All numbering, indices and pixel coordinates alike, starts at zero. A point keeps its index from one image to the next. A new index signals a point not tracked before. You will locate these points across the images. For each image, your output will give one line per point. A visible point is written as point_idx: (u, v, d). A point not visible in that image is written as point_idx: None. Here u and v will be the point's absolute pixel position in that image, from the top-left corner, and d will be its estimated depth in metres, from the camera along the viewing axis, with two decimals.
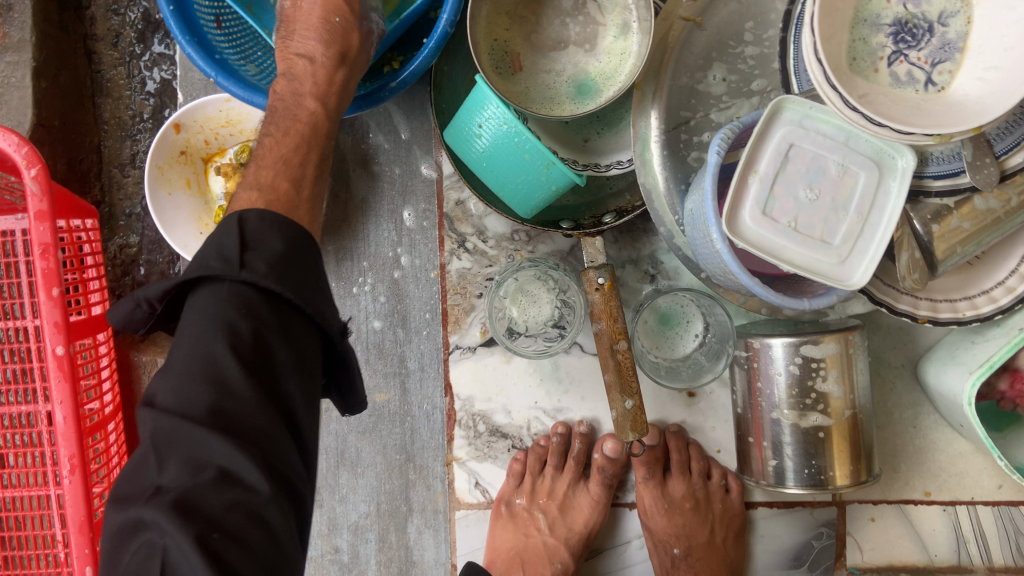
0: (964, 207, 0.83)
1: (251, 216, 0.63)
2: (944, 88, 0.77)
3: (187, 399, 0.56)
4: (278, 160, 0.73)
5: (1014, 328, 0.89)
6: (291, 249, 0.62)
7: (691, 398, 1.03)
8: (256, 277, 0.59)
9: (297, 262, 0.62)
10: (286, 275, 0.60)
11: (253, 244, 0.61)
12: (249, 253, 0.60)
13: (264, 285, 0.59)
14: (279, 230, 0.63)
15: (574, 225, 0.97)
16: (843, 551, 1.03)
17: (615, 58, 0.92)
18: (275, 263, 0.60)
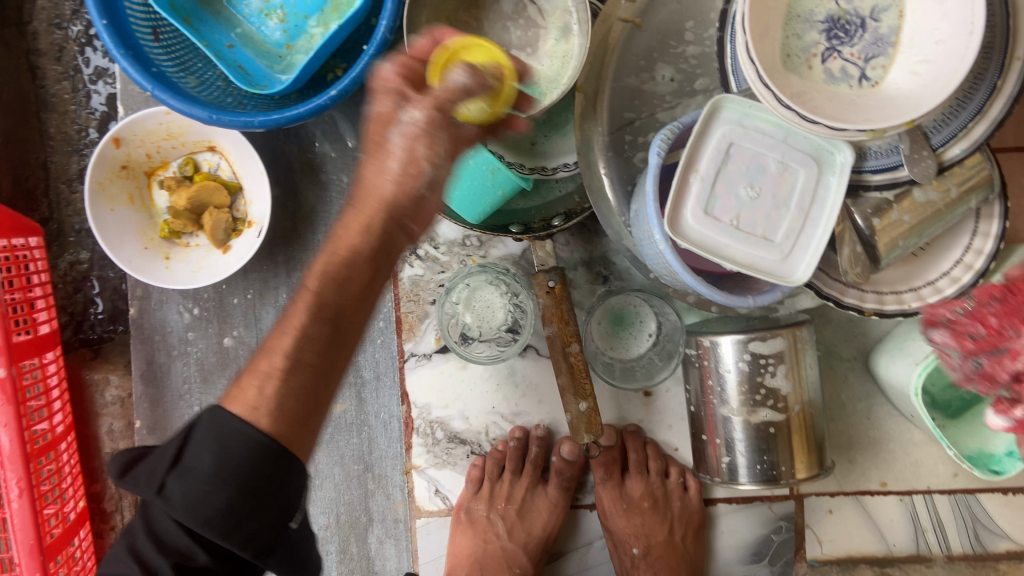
0: (905, 200, 0.84)
1: (203, 424, 0.60)
2: (877, 83, 0.78)
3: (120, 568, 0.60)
4: (283, 367, 0.61)
5: None
6: (224, 471, 0.57)
7: (647, 398, 1.03)
8: (172, 501, 0.57)
9: (228, 482, 0.57)
10: (204, 505, 0.57)
11: (188, 465, 0.58)
12: (175, 474, 0.58)
13: (178, 511, 0.57)
14: (220, 445, 0.58)
15: (523, 229, 0.96)
16: (802, 544, 1.03)
17: (557, 62, 0.91)
18: (196, 491, 0.57)
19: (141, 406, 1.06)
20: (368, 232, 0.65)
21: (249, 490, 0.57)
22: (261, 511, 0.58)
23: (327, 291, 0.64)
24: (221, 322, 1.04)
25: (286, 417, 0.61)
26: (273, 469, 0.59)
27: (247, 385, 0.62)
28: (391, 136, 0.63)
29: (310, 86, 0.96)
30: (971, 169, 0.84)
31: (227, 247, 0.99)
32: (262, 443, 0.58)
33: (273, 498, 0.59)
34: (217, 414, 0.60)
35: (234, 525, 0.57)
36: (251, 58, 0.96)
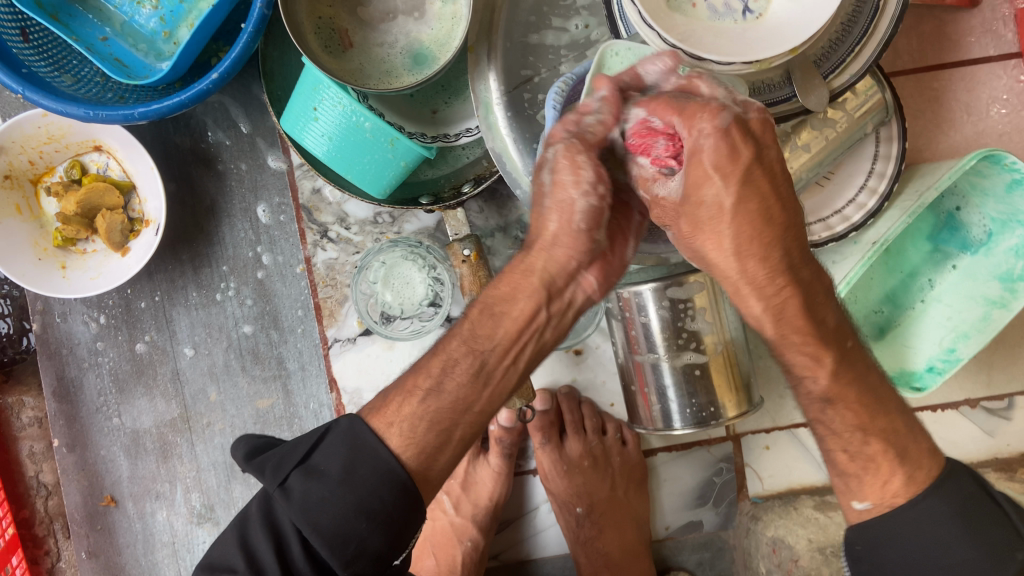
0: (802, 130, 0.86)
1: (340, 429, 0.64)
2: (761, 14, 0.78)
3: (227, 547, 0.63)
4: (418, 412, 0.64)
5: (868, 243, 0.92)
6: (350, 479, 0.61)
7: (578, 356, 1.02)
8: (292, 498, 0.61)
9: (349, 494, 0.60)
10: (320, 504, 0.60)
11: (318, 467, 0.62)
12: (301, 471, 0.62)
13: (295, 509, 0.60)
14: (353, 454, 0.62)
15: (433, 200, 0.95)
16: (744, 483, 1.05)
17: (446, 24, 0.90)
18: (319, 494, 0.60)
19: (58, 424, 1.02)
20: (529, 273, 0.66)
21: (369, 514, 0.60)
22: (371, 535, 0.60)
23: (481, 322, 0.66)
24: (131, 329, 1.01)
25: (412, 444, 0.63)
26: (393, 495, 0.61)
27: (391, 400, 0.65)
28: None
29: (193, 73, 0.93)
30: (863, 94, 0.87)
31: (126, 250, 0.96)
32: (392, 472, 0.62)
33: (377, 522, 0.60)
34: (356, 423, 0.64)
35: (343, 540, 0.59)
36: (128, 49, 0.93)
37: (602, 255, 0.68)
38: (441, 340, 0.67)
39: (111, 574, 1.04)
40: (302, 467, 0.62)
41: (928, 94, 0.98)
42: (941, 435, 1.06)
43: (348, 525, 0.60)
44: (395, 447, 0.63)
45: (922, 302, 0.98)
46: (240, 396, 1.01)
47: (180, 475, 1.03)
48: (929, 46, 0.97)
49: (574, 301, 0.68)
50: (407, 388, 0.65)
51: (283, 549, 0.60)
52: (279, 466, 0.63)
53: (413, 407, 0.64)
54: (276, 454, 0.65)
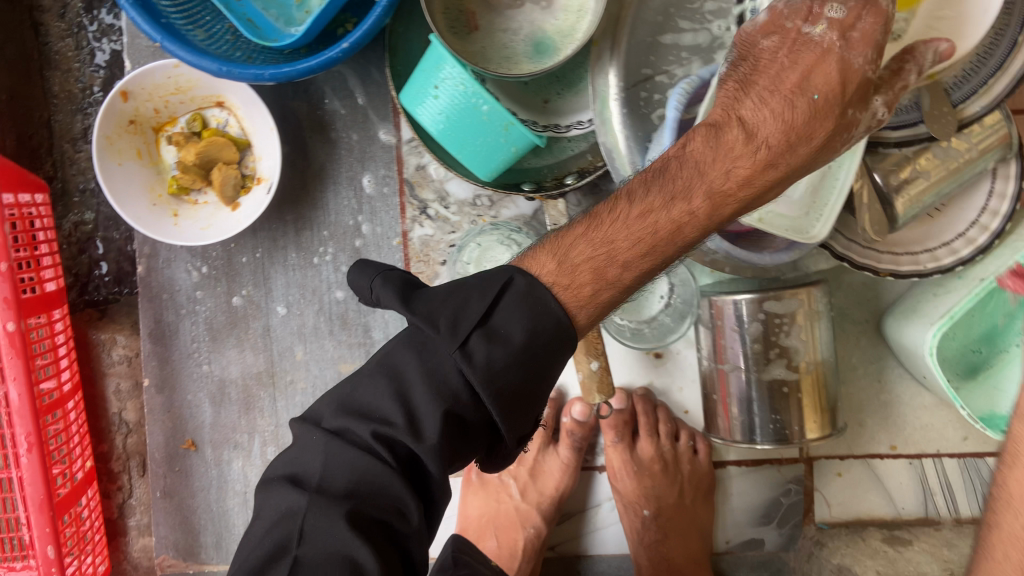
0: (922, 156, 0.84)
1: (518, 290, 0.62)
2: (900, 37, 0.76)
3: (382, 411, 0.62)
4: (587, 254, 0.65)
5: (974, 279, 0.90)
6: (529, 350, 0.61)
7: (658, 359, 1.03)
8: (474, 362, 0.60)
9: (528, 359, 0.61)
10: (502, 373, 0.60)
11: (498, 330, 0.61)
12: (482, 333, 0.61)
13: (477, 374, 0.59)
14: (536, 314, 0.62)
15: (536, 187, 0.96)
16: (811, 506, 1.04)
17: (571, 16, 0.90)
18: (499, 360, 0.60)
19: (150, 364, 1.06)
20: (783, 144, 0.65)
21: (535, 377, 0.62)
22: (534, 395, 0.63)
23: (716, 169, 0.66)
24: (230, 281, 1.04)
25: (593, 311, 0.64)
26: (559, 356, 0.63)
27: (575, 245, 0.66)
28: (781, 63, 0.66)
29: (320, 41, 0.95)
30: (988, 129, 0.84)
31: (237, 205, 0.99)
32: (562, 333, 0.63)
33: (540, 370, 0.63)
34: (530, 294, 0.62)
35: (515, 403, 0.61)
36: (260, 11, 0.95)
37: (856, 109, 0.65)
38: (604, 206, 0.68)
39: (183, 515, 1.08)
40: (480, 328, 0.61)
41: None
42: None
43: (523, 390, 0.62)
44: (578, 323, 0.64)
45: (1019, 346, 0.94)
46: (325, 357, 1.04)
47: (259, 429, 1.06)
48: None
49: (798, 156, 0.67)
50: (579, 246, 0.66)
51: (454, 409, 0.60)
52: (453, 323, 0.61)
53: (599, 262, 0.65)
54: (441, 307, 0.63)
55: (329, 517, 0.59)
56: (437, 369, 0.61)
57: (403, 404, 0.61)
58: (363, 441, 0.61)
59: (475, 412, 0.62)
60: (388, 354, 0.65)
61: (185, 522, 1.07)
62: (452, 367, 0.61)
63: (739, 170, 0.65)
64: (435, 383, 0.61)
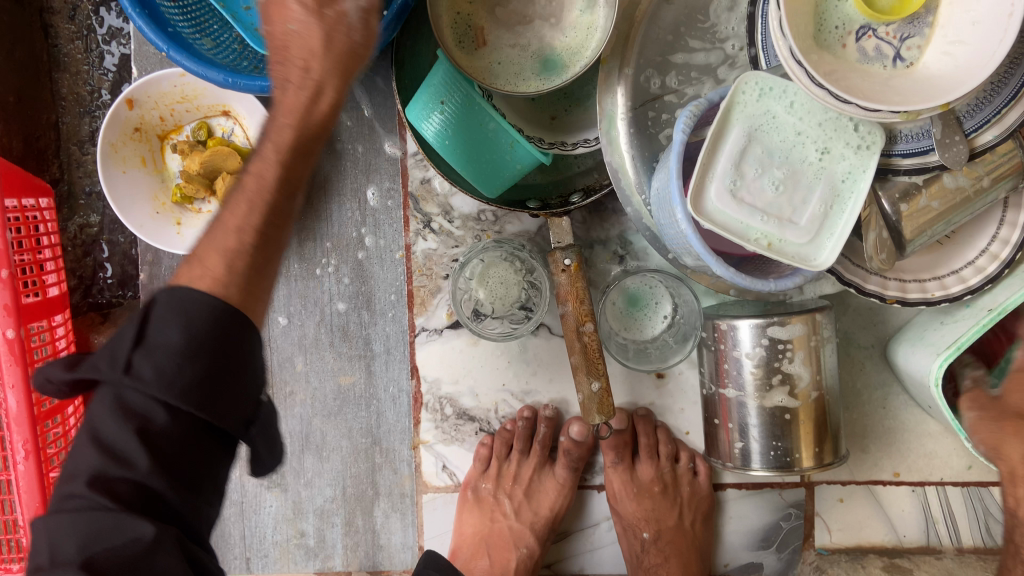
0: (933, 185, 0.82)
1: (159, 302, 0.56)
2: (913, 64, 0.75)
3: (87, 481, 0.54)
4: (237, 230, 0.60)
5: (983, 309, 0.87)
6: (196, 346, 0.55)
7: (660, 379, 1.02)
8: (145, 376, 0.54)
9: (201, 356, 0.55)
10: (177, 377, 0.54)
11: (155, 340, 0.55)
12: (142, 350, 0.55)
13: (152, 384, 0.54)
14: (184, 317, 0.56)
15: (541, 205, 0.95)
16: (812, 532, 1.03)
17: (581, 33, 0.89)
18: (168, 364, 0.55)
19: None
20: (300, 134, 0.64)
21: (224, 364, 0.56)
22: (241, 379, 0.57)
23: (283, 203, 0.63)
24: None
25: (235, 281, 0.59)
26: (231, 343, 0.57)
27: (210, 249, 0.60)
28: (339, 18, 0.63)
29: None
30: (1002, 156, 0.82)
31: None
32: (224, 312, 0.57)
33: (235, 365, 0.57)
34: (185, 298, 0.56)
35: (214, 396, 0.56)
36: None
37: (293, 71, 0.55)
38: (234, 186, 0.64)
39: None
40: (140, 345, 0.55)
41: None
42: None
43: (209, 372, 0.55)
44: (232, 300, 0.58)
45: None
46: (325, 369, 1.04)
47: None
48: None
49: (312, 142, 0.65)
50: (224, 220, 0.62)
51: (149, 430, 0.54)
52: (111, 357, 0.56)
53: (227, 250, 0.59)
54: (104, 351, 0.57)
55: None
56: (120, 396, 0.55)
57: (104, 453, 0.54)
58: (87, 491, 0.54)
59: (178, 428, 0.56)
60: (92, 405, 0.57)
61: None
62: (139, 390, 0.55)
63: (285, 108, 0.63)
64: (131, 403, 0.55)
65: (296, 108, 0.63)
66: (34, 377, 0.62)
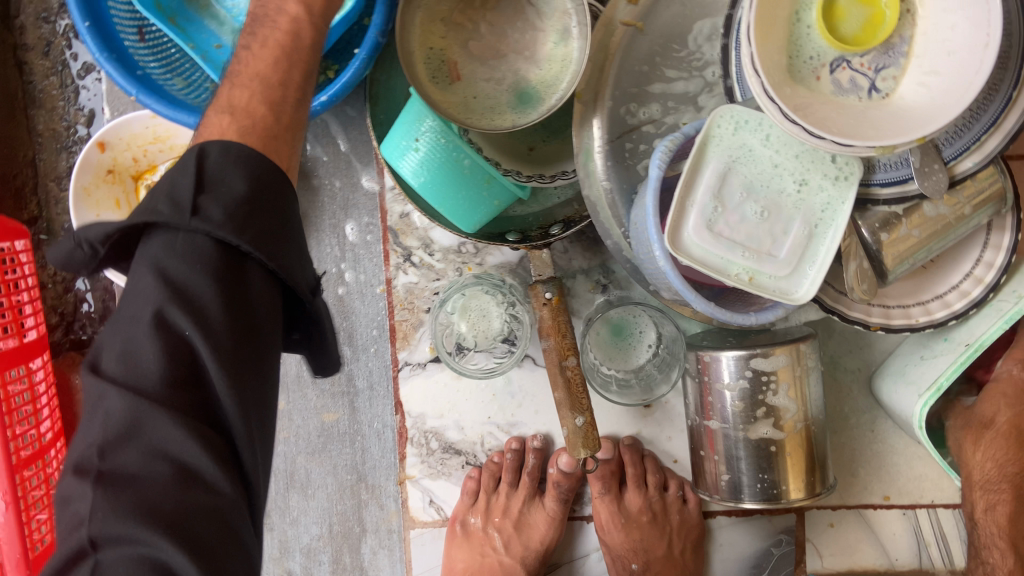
0: (913, 215, 0.81)
1: (213, 150, 0.57)
2: (888, 95, 0.74)
3: (143, 366, 0.52)
4: (255, 78, 0.66)
5: (959, 344, 0.88)
6: (256, 197, 0.56)
7: (646, 409, 1.01)
8: (211, 219, 0.54)
9: (260, 208, 0.56)
10: (244, 226, 0.55)
11: (214, 183, 0.56)
12: (205, 195, 0.55)
13: (216, 229, 0.54)
14: (245, 164, 0.57)
15: (521, 238, 0.93)
16: (803, 558, 1.03)
17: (556, 65, 0.88)
18: (232, 213, 0.55)
19: None
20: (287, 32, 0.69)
21: (275, 224, 0.57)
22: (284, 240, 0.58)
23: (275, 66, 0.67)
24: None
25: (264, 108, 0.64)
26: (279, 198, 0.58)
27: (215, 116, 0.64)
28: None
29: None
30: (984, 182, 0.82)
31: None
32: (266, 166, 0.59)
33: (278, 217, 0.58)
34: (231, 147, 0.58)
35: (268, 249, 0.56)
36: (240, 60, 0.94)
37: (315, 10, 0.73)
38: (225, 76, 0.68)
39: None
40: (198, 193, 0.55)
41: None
42: None
43: (261, 207, 0.57)
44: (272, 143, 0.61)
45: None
46: (308, 407, 1.03)
47: None
48: None
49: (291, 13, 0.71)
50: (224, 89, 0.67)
51: (210, 292, 0.54)
52: (170, 198, 0.55)
53: (261, 98, 0.65)
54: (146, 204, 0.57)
55: (117, 483, 0.50)
56: (170, 250, 0.54)
57: (159, 330, 0.52)
58: (134, 380, 0.52)
59: (233, 298, 0.54)
60: (140, 255, 0.55)
61: None
62: (194, 238, 0.54)
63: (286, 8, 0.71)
64: (182, 259, 0.54)
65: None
66: (53, 255, 0.60)
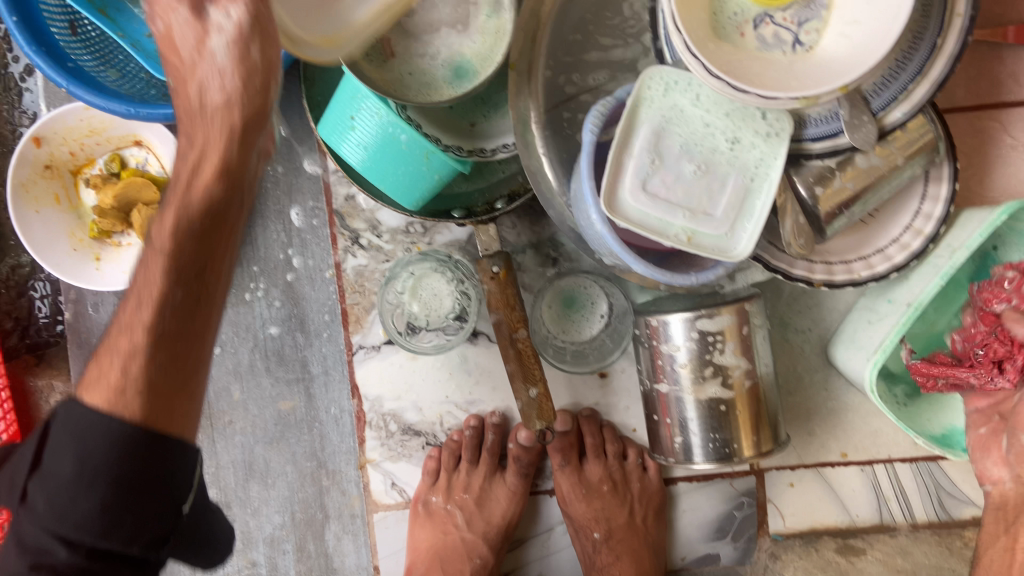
0: (847, 167, 0.82)
1: (55, 421, 0.57)
2: (812, 47, 0.75)
3: None
4: (169, 238, 0.60)
5: (903, 303, 0.89)
6: (85, 474, 0.55)
7: (603, 379, 1.01)
8: (38, 509, 0.56)
9: (90, 482, 0.55)
10: (70, 510, 0.55)
11: (50, 468, 0.56)
12: (38, 480, 0.57)
13: (45, 519, 0.56)
14: (79, 444, 0.56)
15: (466, 214, 0.94)
16: (765, 518, 1.03)
17: (489, 38, 0.89)
18: (60, 496, 0.55)
19: None
20: (201, 166, 0.60)
21: (119, 486, 0.55)
22: (140, 502, 0.56)
23: (189, 239, 0.60)
24: None
25: (149, 332, 0.59)
26: (138, 464, 0.56)
27: (108, 367, 0.59)
28: (200, 55, 0.58)
29: None
30: (915, 132, 0.82)
31: None
32: (123, 434, 0.56)
33: (140, 496, 0.56)
34: (76, 412, 0.57)
35: (107, 523, 0.56)
36: None
37: (222, 84, 0.58)
38: (141, 259, 0.62)
39: None
40: (36, 474, 0.58)
41: (971, 142, 0.95)
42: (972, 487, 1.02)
43: (122, 489, 0.56)
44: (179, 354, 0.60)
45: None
46: (263, 396, 1.03)
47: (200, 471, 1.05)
48: (984, 84, 0.94)
49: (249, 167, 0.62)
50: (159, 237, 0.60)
51: (46, 561, 0.54)
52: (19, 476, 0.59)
53: (146, 311, 0.59)
54: (13, 464, 0.61)
55: None
56: (32, 518, 0.56)
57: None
58: None
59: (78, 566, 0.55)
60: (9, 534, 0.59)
61: None
62: (39, 514, 0.56)
63: (196, 167, 0.60)
64: (32, 523, 0.56)
65: (181, 180, 0.60)
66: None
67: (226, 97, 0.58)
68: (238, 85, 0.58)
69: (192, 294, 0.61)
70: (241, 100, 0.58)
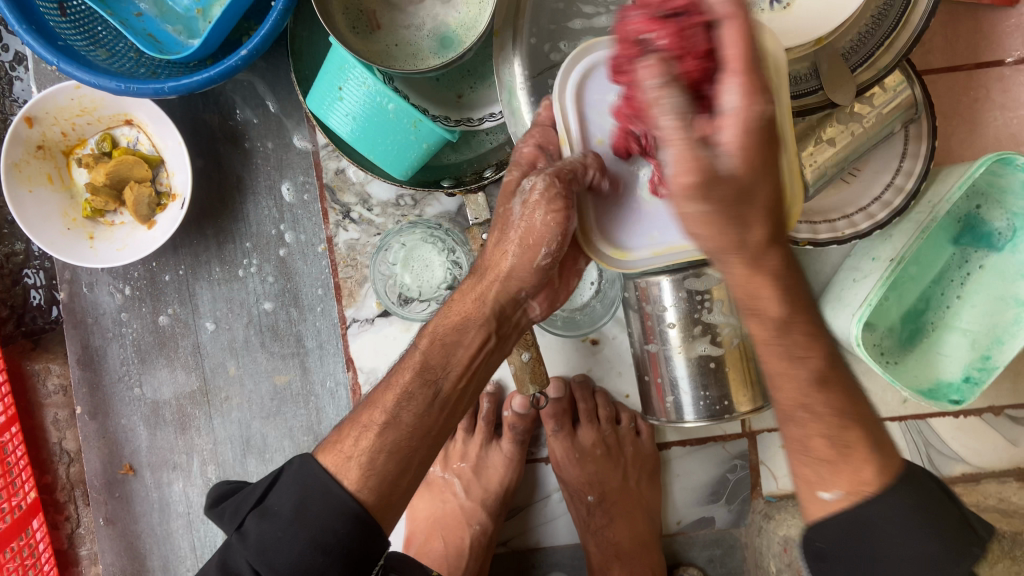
0: (826, 124, 0.84)
1: (292, 470, 0.68)
2: (789, 4, 0.76)
3: None
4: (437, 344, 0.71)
5: (885, 259, 0.90)
6: (298, 519, 0.64)
7: (594, 346, 1.02)
8: (250, 539, 0.65)
9: (300, 533, 0.63)
10: (274, 550, 0.63)
11: (271, 507, 0.66)
12: (258, 514, 0.66)
13: (253, 551, 0.64)
14: (302, 495, 0.66)
15: (455, 183, 0.95)
16: (758, 481, 1.04)
17: (473, 8, 0.90)
18: (270, 534, 0.64)
19: (81, 392, 1.06)
20: (481, 301, 0.71)
21: (320, 547, 0.63)
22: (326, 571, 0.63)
23: (432, 351, 0.71)
24: (155, 301, 1.04)
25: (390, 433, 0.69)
26: (346, 534, 0.64)
27: (346, 434, 0.70)
28: (512, 206, 0.68)
29: (223, 50, 0.95)
30: (893, 89, 0.84)
31: (153, 223, 0.98)
32: (350, 511, 0.65)
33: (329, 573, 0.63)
34: (310, 479, 0.66)
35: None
36: (162, 27, 0.95)
37: (550, 284, 0.74)
38: (403, 357, 0.73)
39: (127, 541, 1.08)
40: (258, 508, 0.67)
41: (951, 102, 0.97)
42: (960, 442, 1.03)
43: (314, 550, 0.63)
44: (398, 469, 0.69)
45: (944, 320, 0.93)
46: (259, 370, 1.04)
47: (197, 447, 1.06)
48: (963, 45, 0.96)
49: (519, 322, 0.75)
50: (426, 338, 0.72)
51: None
52: (238, 508, 0.70)
53: (404, 417, 0.69)
54: (235, 501, 0.71)
55: None
56: (248, 552, 0.64)
57: None
58: None
59: None
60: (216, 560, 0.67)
61: (131, 547, 1.08)
62: (252, 550, 0.64)
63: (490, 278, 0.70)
64: (256, 552, 0.64)
65: (483, 282, 0.71)
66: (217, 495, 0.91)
67: (512, 264, 0.69)
68: (521, 263, 0.69)
69: (444, 402, 0.71)
70: (524, 272, 0.69)
